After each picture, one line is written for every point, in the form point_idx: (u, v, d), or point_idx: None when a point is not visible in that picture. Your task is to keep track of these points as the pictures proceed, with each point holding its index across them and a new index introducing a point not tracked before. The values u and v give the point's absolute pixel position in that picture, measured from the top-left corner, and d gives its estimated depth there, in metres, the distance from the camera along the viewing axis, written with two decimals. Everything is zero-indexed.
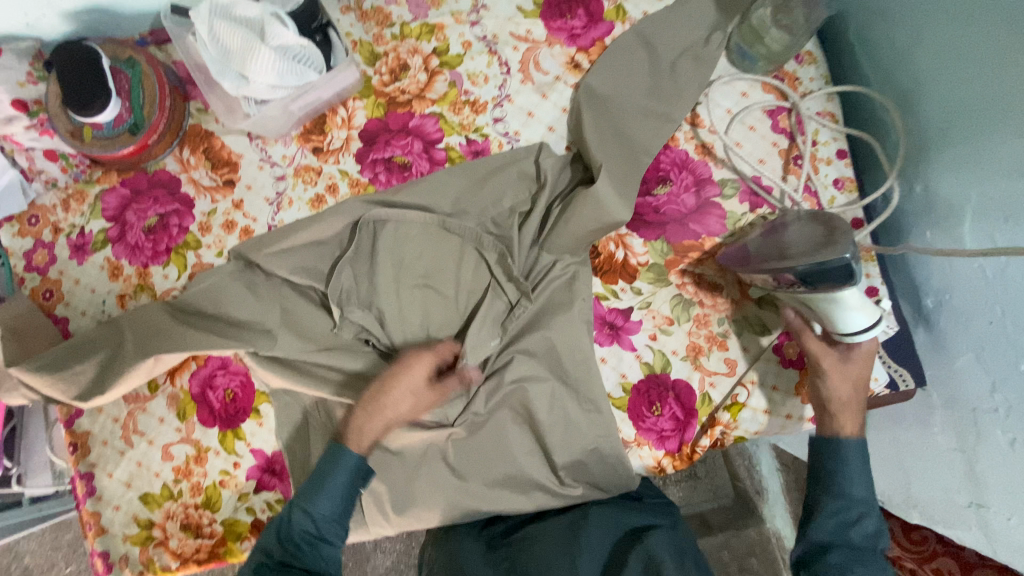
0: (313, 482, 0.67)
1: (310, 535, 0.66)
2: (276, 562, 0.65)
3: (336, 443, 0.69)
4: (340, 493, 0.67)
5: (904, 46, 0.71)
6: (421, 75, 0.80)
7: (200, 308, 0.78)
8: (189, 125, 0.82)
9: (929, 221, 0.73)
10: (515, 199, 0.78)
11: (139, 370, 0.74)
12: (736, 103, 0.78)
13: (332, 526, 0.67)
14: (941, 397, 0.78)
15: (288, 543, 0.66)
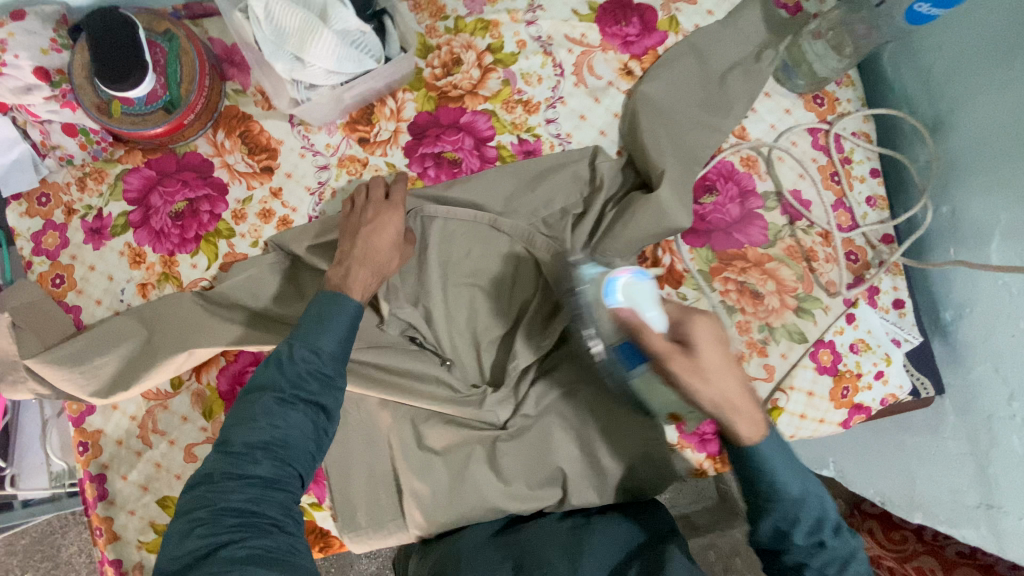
0: (311, 321, 0.63)
1: (315, 370, 0.61)
2: (285, 393, 0.59)
3: (333, 291, 0.66)
4: (342, 333, 0.64)
5: (941, 75, 0.76)
6: (474, 71, 0.79)
7: (235, 301, 0.74)
8: (224, 107, 0.77)
9: (953, 239, 0.78)
10: (566, 200, 0.78)
11: (170, 365, 0.71)
12: (780, 119, 0.80)
13: (336, 365, 0.63)
14: (954, 404, 0.83)
15: (292, 373, 0.60)
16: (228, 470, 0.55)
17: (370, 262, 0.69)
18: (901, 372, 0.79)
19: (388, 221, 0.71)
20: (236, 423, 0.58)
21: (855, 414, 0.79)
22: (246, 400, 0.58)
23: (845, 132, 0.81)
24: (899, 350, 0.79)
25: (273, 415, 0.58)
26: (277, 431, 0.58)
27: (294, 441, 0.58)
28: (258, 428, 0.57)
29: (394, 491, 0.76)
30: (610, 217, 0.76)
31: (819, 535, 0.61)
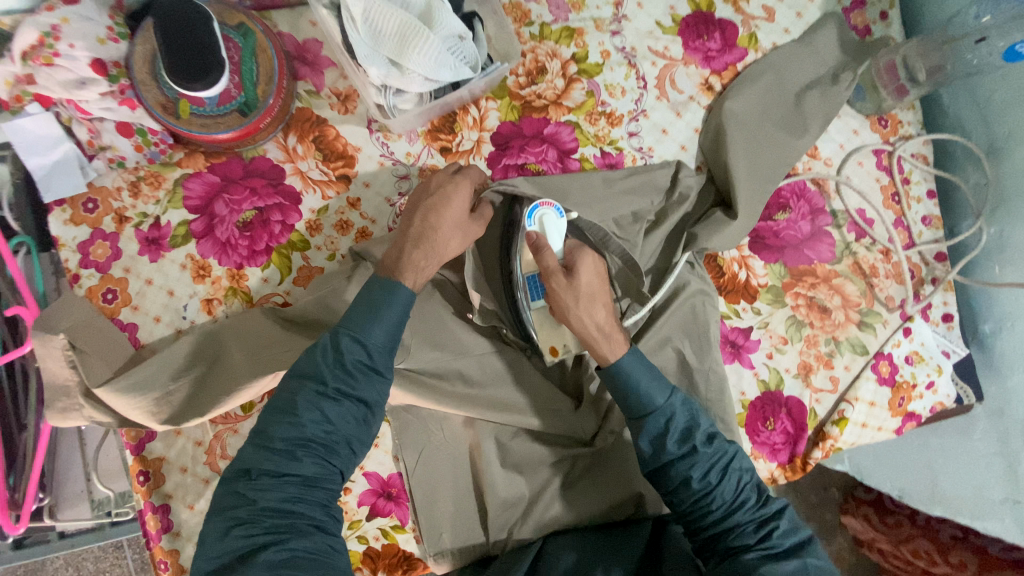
0: (362, 308, 0.60)
1: (362, 365, 0.59)
2: (328, 388, 0.57)
3: (386, 277, 0.62)
4: (395, 325, 0.60)
5: (997, 104, 0.81)
6: (559, 81, 0.77)
7: (314, 317, 0.68)
8: (296, 109, 0.72)
9: (999, 258, 0.83)
10: (639, 204, 0.75)
11: (250, 390, 0.65)
12: (849, 139, 0.83)
13: (384, 358, 0.60)
14: (987, 410, 0.90)
15: (337, 367, 0.58)
16: (266, 466, 0.55)
17: (423, 243, 0.63)
18: (948, 381, 0.85)
19: (451, 195, 0.65)
20: (274, 416, 0.56)
21: (908, 421, 0.84)
22: (285, 391, 0.57)
23: (906, 154, 0.84)
24: (948, 360, 0.85)
25: (314, 411, 0.56)
26: (320, 427, 0.56)
27: (333, 437, 0.57)
28: (298, 424, 0.55)
29: (477, 509, 0.74)
30: (690, 237, 0.75)
31: (771, 523, 0.62)
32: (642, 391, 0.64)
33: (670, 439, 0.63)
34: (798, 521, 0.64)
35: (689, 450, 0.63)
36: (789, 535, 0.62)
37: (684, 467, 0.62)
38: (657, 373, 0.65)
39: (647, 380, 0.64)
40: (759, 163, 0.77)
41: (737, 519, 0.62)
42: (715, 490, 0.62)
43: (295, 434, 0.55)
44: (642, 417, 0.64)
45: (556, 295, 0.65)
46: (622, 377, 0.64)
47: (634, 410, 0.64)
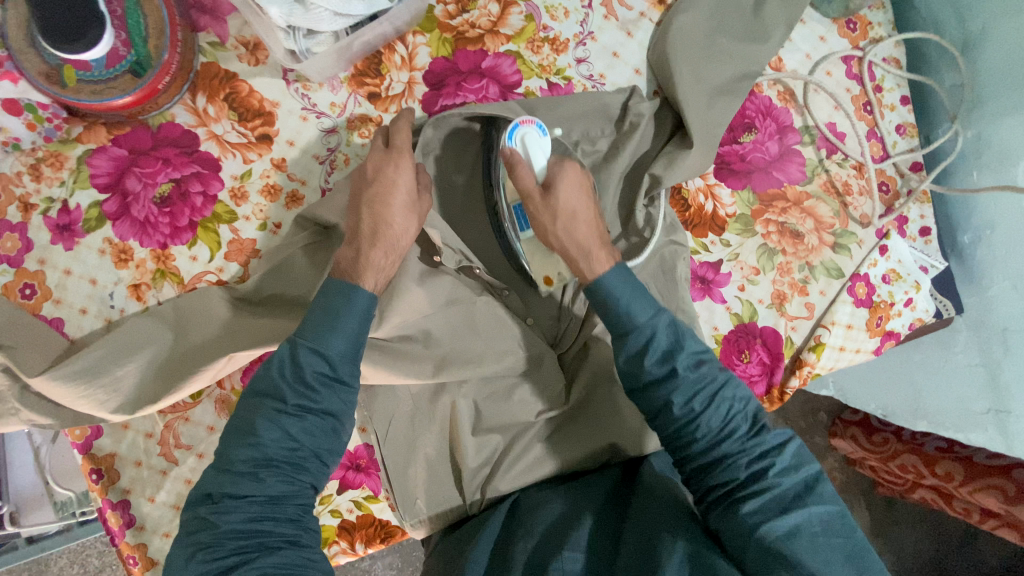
0: (318, 317, 0.57)
1: (324, 376, 0.56)
2: (287, 405, 0.54)
3: (344, 281, 0.59)
4: (354, 333, 0.57)
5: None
6: (493, 5, 0.70)
7: (275, 292, 0.65)
8: (201, 65, 0.65)
9: (976, 163, 0.79)
10: (584, 133, 0.71)
11: (207, 373, 0.61)
12: (816, 47, 0.77)
13: (347, 365, 0.57)
14: (967, 321, 0.88)
15: (296, 381, 0.55)
16: (228, 487, 0.52)
17: (380, 241, 0.60)
18: (927, 297, 0.81)
19: (393, 179, 0.61)
20: (235, 437, 0.54)
21: (886, 340, 0.81)
22: (245, 410, 0.54)
23: (877, 59, 0.78)
24: (926, 276, 0.81)
25: (274, 429, 0.53)
26: (282, 445, 0.54)
27: (299, 454, 0.55)
28: (260, 442, 0.53)
29: (450, 474, 0.72)
30: (651, 180, 0.70)
31: (767, 458, 0.57)
32: (623, 306, 0.60)
33: (648, 358, 0.60)
34: (808, 456, 0.59)
35: (670, 370, 0.59)
36: (789, 474, 0.57)
37: (665, 393, 0.59)
38: (643, 292, 0.62)
39: (629, 298, 0.61)
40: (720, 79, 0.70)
41: (722, 441, 0.58)
42: (699, 418, 0.58)
43: (257, 453, 0.53)
44: (622, 335, 0.61)
45: (536, 217, 0.62)
46: (603, 295, 0.61)
47: (616, 327, 0.61)
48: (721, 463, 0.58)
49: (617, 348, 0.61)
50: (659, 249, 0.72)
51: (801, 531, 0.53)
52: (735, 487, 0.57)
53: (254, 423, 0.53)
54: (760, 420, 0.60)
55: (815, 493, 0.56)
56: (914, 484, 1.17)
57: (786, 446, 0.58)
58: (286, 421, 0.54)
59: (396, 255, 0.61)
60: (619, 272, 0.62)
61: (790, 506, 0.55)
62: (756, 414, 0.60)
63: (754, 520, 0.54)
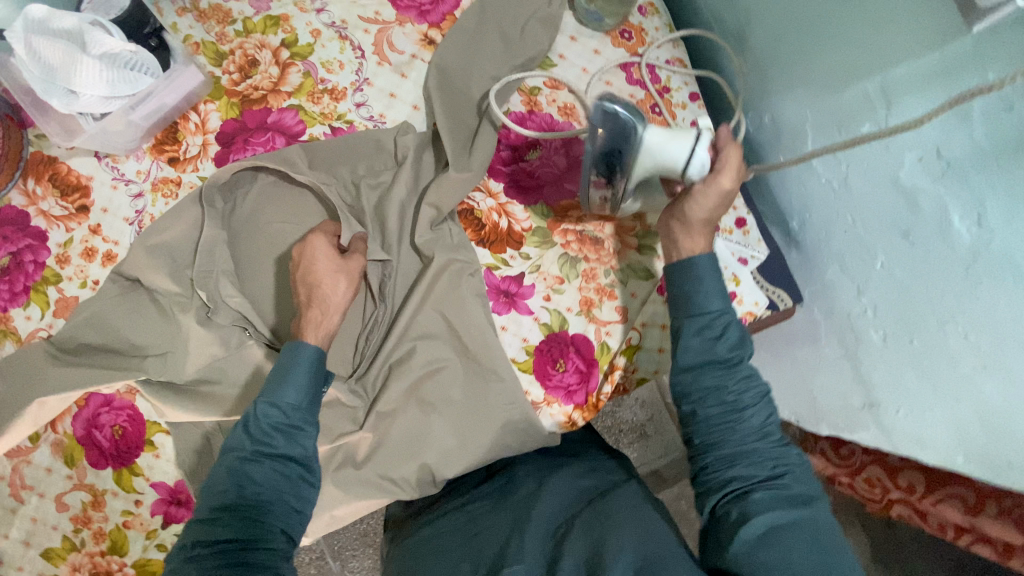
0: (275, 374, 0.63)
1: (281, 426, 0.61)
2: (247, 452, 0.59)
3: (296, 337, 0.65)
4: (306, 382, 0.63)
5: None
6: (273, 69, 0.77)
7: (86, 342, 0.73)
8: (30, 154, 0.77)
9: (779, 147, 0.76)
10: (367, 169, 0.77)
11: (23, 418, 0.70)
12: (590, 60, 0.79)
13: (302, 414, 0.62)
14: (821, 310, 0.82)
15: (255, 432, 0.60)
16: (200, 536, 0.55)
17: (316, 302, 0.66)
18: (753, 288, 0.78)
19: (315, 251, 0.68)
20: (208, 492, 0.58)
21: None
22: (217, 470, 0.59)
23: (658, 61, 0.79)
24: (745, 268, 0.78)
25: (241, 478, 0.58)
26: (248, 492, 0.58)
27: (263, 501, 0.58)
28: (235, 487, 0.57)
29: None
30: (428, 208, 0.74)
31: (764, 460, 0.62)
32: (701, 295, 0.67)
33: (719, 346, 0.65)
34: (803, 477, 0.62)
35: (727, 334, 0.66)
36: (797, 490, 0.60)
37: (732, 382, 0.64)
38: (723, 287, 0.68)
39: (709, 292, 0.67)
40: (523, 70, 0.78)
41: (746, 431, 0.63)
42: (744, 415, 0.63)
43: (232, 497, 0.57)
44: (692, 319, 0.67)
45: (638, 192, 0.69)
46: (690, 278, 0.68)
47: (693, 312, 0.67)
48: (744, 458, 0.62)
49: (679, 334, 0.67)
50: (443, 268, 0.75)
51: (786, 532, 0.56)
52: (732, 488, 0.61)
53: (232, 475, 0.58)
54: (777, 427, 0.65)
55: (808, 497, 0.59)
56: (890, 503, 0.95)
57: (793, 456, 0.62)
58: (252, 469, 0.59)
59: (332, 313, 0.66)
60: (711, 259, 0.68)
61: (784, 503, 0.58)
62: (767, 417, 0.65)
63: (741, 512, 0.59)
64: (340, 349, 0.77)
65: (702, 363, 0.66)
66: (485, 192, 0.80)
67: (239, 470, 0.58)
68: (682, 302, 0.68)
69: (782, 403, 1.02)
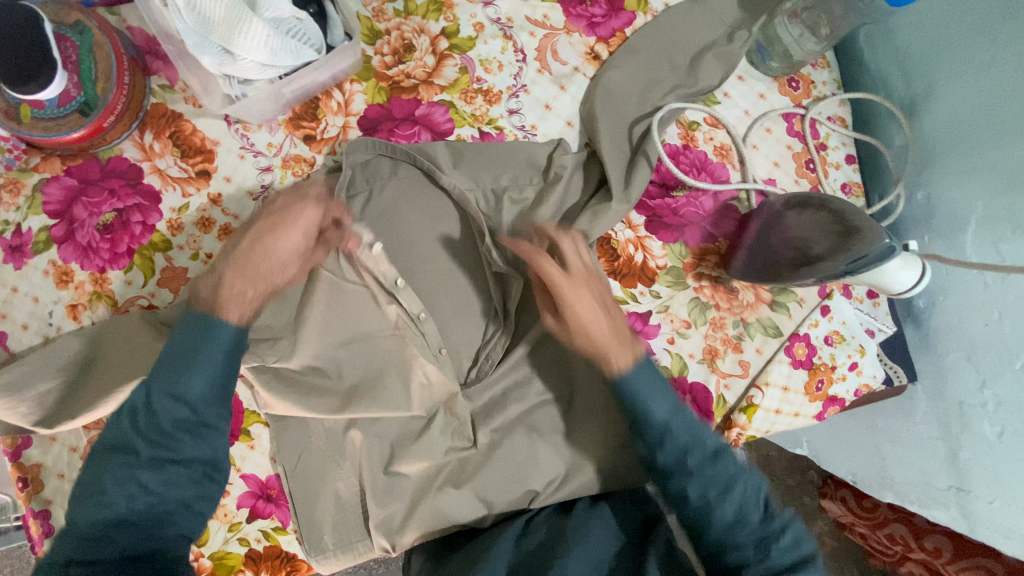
0: (176, 355, 0.53)
1: (187, 423, 0.53)
2: (144, 457, 0.51)
3: (204, 315, 0.55)
4: (218, 370, 0.54)
5: (933, 58, 0.71)
6: (429, 58, 0.73)
7: None
8: (150, 105, 0.70)
9: (926, 227, 0.75)
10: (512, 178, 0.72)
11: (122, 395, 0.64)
12: (754, 104, 0.77)
13: (212, 408, 0.54)
14: (926, 391, 0.82)
15: (150, 432, 0.52)
16: (77, 555, 0.48)
17: (250, 269, 0.58)
18: (874, 361, 0.78)
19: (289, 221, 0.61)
20: (83, 501, 0.50)
21: (829, 406, 0.78)
22: (95, 467, 0.51)
23: (821, 117, 0.78)
24: (873, 340, 0.79)
25: (128, 483, 0.50)
26: (140, 499, 0.51)
27: (160, 508, 0.52)
28: (125, 498, 0.50)
29: (361, 513, 0.72)
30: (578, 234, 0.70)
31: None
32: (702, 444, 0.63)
33: (664, 449, 0.63)
34: (805, 537, 0.63)
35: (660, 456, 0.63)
36: (788, 555, 0.60)
37: (717, 467, 0.63)
38: (658, 384, 0.65)
39: (649, 392, 0.64)
40: (686, 101, 0.74)
41: (740, 518, 0.61)
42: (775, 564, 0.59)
43: (115, 510, 0.50)
44: (687, 473, 0.62)
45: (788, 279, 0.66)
46: (672, 429, 0.64)
47: (684, 441, 0.63)
48: None
49: (675, 497, 0.62)
50: None
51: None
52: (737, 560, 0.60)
53: (120, 480, 0.50)
54: (772, 500, 0.64)
55: None
56: (902, 558, 0.96)
57: (788, 532, 0.61)
58: (144, 474, 0.51)
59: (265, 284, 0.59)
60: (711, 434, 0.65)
61: None
62: (762, 499, 0.64)
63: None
64: (457, 361, 0.74)
65: (725, 540, 0.61)
66: (624, 223, 0.76)
67: (126, 479, 0.50)
68: (660, 437, 0.63)
69: (837, 461, 1.00)
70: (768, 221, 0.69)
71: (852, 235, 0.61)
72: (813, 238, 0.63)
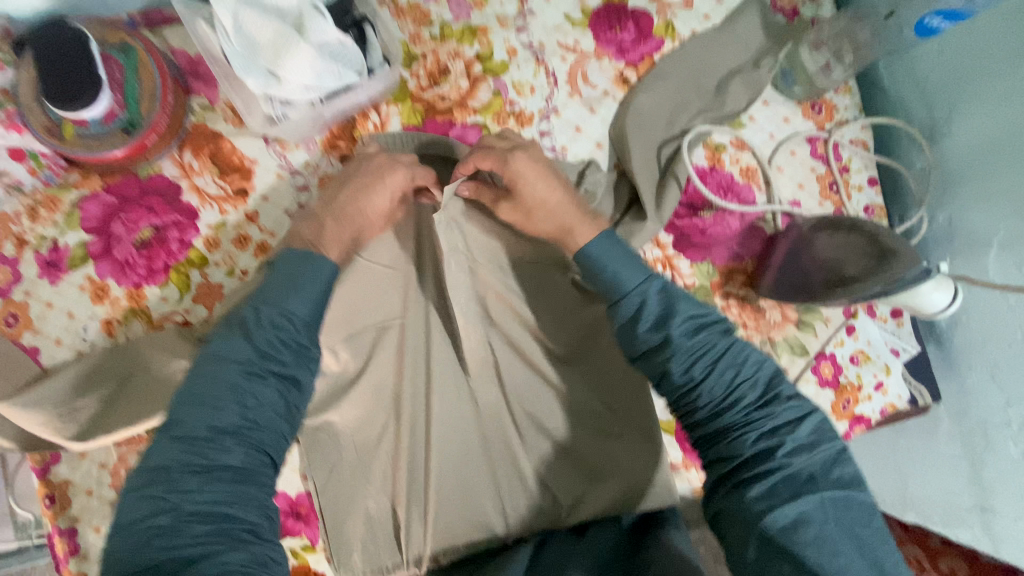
0: (281, 281, 0.55)
1: (291, 343, 0.54)
2: (251, 365, 0.50)
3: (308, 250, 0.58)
4: (319, 295, 0.56)
5: (956, 85, 0.72)
6: (463, 81, 0.75)
7: None
8: (190, 124, 0.71)
9: (948, 248, 0.77)
10: None
11: (157, 410, 0.64)
12: (779, 127, 0.79)
13: (309, 332, 0.55)
14: (949, 411, 0.83)
15: (261, 344, 0.52)
16: (190, 460, 0.45)
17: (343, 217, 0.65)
18: (899, 381, 0.80)
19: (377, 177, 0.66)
20: (185, 401, 0.48)
21: (856, 425, 0.79)
22: (205, 377, 0.49)
23: (844, 140, 0.79)
24: (897, 359, 0.80)
25: (238, 393, 0.49)
26: (246, 410, 0.49)
27: (258, 422, 0.49)
28: (235, 405, 0.48)
29: (391, 530, 0.71)
30: None
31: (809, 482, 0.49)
32: (788, 408, 0.52)
33: (672, 356, 0.54)
34: (829, 432, 0.52)
35: (662, 341, 0.55)
36: (805, 451, 0.50)
37: (722, 345, 0.55)
38: (636, 261, 0.59)
39: (704, 344, 0.54)
40: (712, 124, 0.76)
41: (740, 405, 0.53)
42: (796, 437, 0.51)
43: (231, 417, 0.48)
44: (734, 338, 0.55)
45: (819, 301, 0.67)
46: (741, 358, 0.54)
47: (741, 342, 0.55)
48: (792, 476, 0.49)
49: (713, 344, 0.55)
50: None
51: (810, 522, 0.47)
52: (744, 469, 0.51)
53: (214, 378, 0.49)
54: (784, 383, 0.54)
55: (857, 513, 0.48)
56: None
57: (803, 420, 0.51)
58: (256, 388, 0.50)
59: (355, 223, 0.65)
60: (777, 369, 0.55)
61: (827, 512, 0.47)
62: (771, 380, 0.54)
63: (759, 507, 0.48)
64: (488, 378, 0.74)
65: (760, 422, 0.52)
66: (653, 243, 0.76)
67: (228, 386, 0.48)
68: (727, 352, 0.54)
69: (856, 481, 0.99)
70: (797, 244, 0.71)
71: (888, 257, 0.62)
72: (846, 259, 0.65)
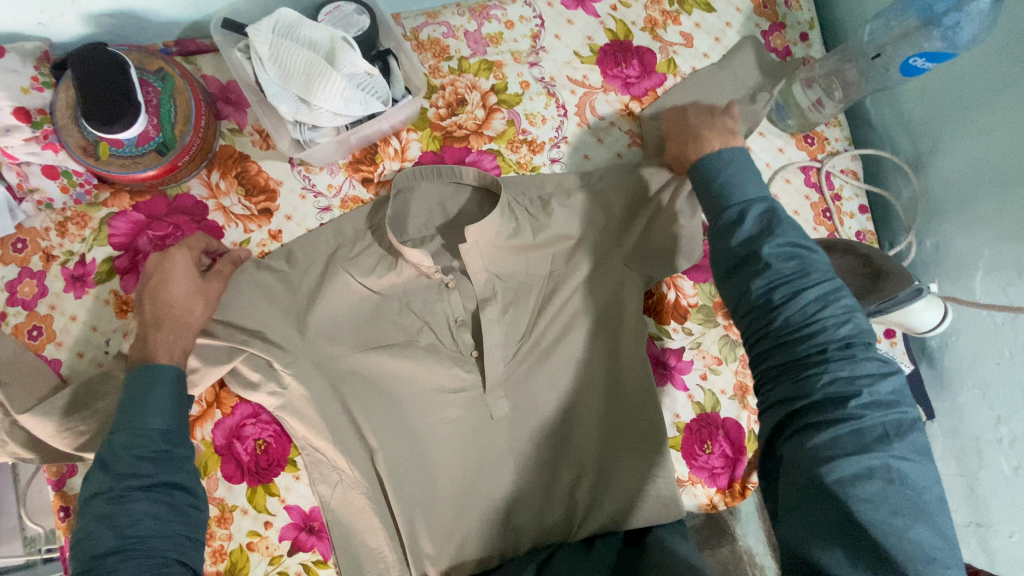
0: (126, 406, 0.57)
1: (144, 454, 0.55)
2: (113, 490, 0.52)
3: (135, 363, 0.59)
4: (168, 404, 0.58)
5: (936, 120, 0.78)
6: (479, 111, 0.79)
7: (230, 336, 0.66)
8: (219, 147, 0.75)
9: (936, 271, 0.81)
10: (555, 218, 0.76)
11: None
12: (774, 157, 0.84)
13: (161, 437, 0.56)
14: (943, 428, 0.86)
15: (116, 468, 0.53)
16: None
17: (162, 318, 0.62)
18: None
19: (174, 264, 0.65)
20: (92, 526, 0.52)
21: None
22: (84, 516, 0.53)
23: (835, 170, 0.85)
24: None
25: (114, 515, 0.52)
26: (125, 529, 0.51)
27: (152, 536, 0.52)
28: (108, 529, 0.51)
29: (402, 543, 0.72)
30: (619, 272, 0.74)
31: (879, 440, 0.49)
32: (870, 365, 0.51)
33: (761, 274, 0.55)
34: (907, 397, 0.52)
35: (756, 259, 0.56)
36: (879, 407, 0.50)
37: (817, 282, 0.54)
38: (753, 183, 0.61)
39: (804, 277, 0.54)
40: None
41: (823, 342, 0.53)
42: (874, 395, 0.50)
43: (108, 541, 0.51)
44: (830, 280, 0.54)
45: None
46: (831, 302, 0.54)
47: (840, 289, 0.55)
48: (856, 430, 0.49)
49: (809, 279, 0.54)
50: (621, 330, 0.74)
51: (874, 477, 0.48)
52: (812, 408, 0.51)
53: (120, 502, 0.52)
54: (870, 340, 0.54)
55: (918, 482, 0.48)
56: None
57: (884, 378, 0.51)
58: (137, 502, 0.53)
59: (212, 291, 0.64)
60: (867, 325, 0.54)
61: (881, 472, 0.48)
62: (859, 332, 0.53)
63: (821, 451, 0.49)
64: None
65: (847, 374, 0.51)
66: None
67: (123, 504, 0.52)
68: (820, 290, 0.54)
69: None
70: None
71: (881, 277, 0.66)
72: (840, 280, 0.70)
